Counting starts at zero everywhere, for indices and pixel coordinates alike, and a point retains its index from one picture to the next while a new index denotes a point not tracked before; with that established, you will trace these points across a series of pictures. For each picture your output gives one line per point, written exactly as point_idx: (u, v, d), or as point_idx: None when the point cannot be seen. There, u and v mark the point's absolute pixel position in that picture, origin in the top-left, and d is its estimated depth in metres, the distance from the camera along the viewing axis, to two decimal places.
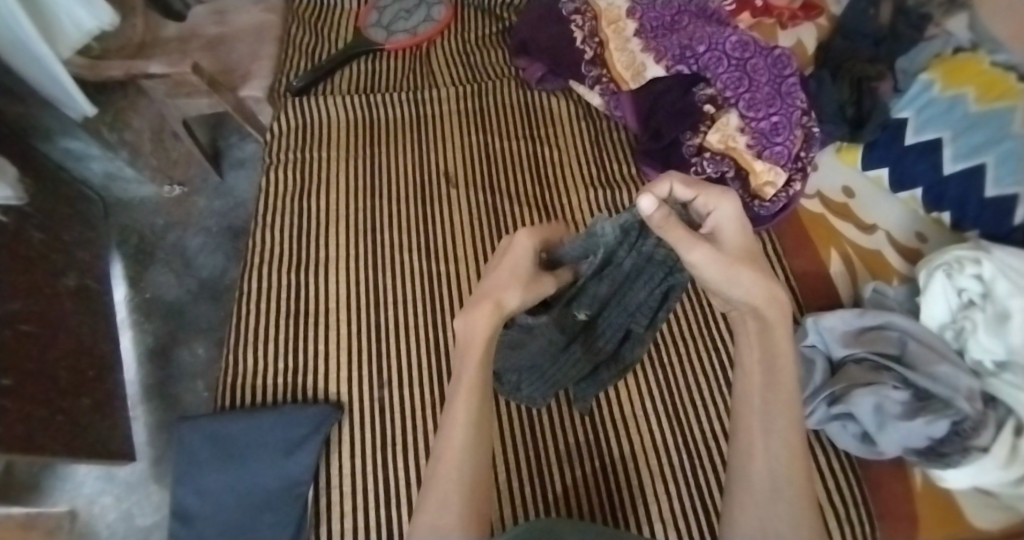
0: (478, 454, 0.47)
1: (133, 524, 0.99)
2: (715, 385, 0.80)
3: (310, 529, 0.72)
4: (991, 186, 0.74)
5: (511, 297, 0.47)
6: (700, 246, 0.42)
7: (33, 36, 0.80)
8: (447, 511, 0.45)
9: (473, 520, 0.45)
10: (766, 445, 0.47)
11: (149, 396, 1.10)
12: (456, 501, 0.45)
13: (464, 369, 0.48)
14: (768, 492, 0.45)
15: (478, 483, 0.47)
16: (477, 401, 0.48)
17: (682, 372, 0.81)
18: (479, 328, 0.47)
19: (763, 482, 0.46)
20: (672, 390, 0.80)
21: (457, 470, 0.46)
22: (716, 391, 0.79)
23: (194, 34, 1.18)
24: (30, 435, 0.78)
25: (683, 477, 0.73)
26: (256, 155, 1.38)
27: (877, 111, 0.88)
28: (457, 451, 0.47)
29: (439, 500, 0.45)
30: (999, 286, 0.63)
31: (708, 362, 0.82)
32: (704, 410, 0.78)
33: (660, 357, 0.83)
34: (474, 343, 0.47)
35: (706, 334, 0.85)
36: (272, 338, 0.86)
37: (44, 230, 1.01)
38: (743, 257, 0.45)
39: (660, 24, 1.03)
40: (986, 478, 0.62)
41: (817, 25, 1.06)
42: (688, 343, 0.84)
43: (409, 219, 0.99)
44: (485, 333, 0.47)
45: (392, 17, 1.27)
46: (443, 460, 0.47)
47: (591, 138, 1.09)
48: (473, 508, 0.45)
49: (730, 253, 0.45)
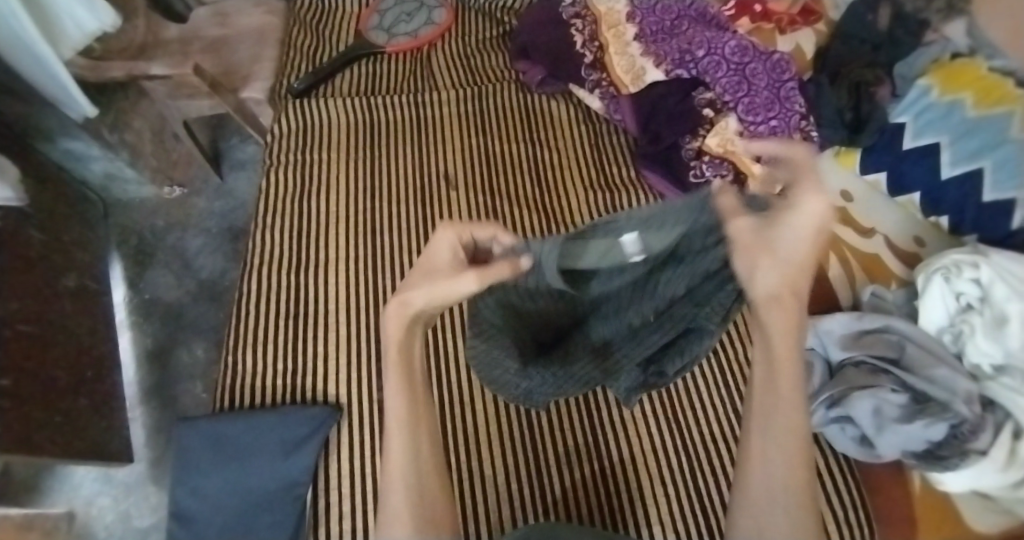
0: (421, 458, 0.50)
1: (131, 525, 0.98)
2: (732, 391, 0.79)
3: (309, 532, 0.71)
4: (989, 190, 0.75)
5: (418, 298, 0.43)
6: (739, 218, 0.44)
7: (35, 37, 0.80)
8: (398, 521, 0.47)
9: (422, 519, 0.48)
10: (767, 451, 0.44)
11: (148, 397, 1.10)
12: (405, 505, 0.48)
13: (389, 392, 0.48)
14: (764, 497, 0.44)
15: (425, 485, 0.49)
16: (409, 420, 0.49)
17: (700, 377, 0.81)
18: (392, 329, 0.46)
19: (761, 486, 0.44)
20: (687, 396, 0.80)
21: (403, 478, 0.49)
22: (730, 400, 0.79)
23: (195, 35, 1.19)
24: (27, 436, 0.77)
25: (688, 479, 0.73)
26: (257, 156, 1.38)
27: (875, 117, 0.89)
28: (399, 464, 0.49)
29: (392, 503, 0.48)
30: (997, 290, 0.63)
31: (732, 371, 0.81)
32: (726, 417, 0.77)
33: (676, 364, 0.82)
34: (392, 353, 0.47)
35: None
36: (271, 339, 0.86)
37: (44, 231, 1.01)
38: (789, 250, 0.41)
39: (660, 29, 1.04)
40: (985, 482, 0.62)
41: (815, 31, 1.07)
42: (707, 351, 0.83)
43: (409, 221, 0.99)
44: (399, 339, 0.46)
45: (393, 20, 1.28)
46: (388, 474, 0.49)
47: (591, 141, 1.09)
48: (424, 506, 0.48)
49: (781, 241, 0.41)
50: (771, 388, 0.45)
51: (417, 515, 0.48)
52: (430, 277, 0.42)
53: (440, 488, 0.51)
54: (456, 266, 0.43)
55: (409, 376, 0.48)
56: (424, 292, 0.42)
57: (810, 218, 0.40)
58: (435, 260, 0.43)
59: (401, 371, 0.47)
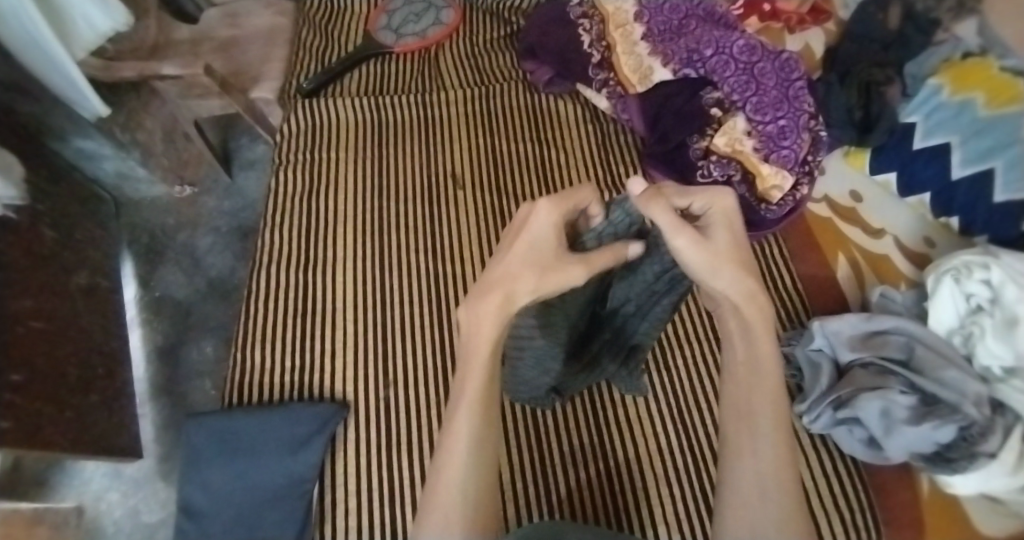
0: (484, 455, 0.42)
1: (140, 521, 0.99)
2: (704, 380, 0.81)
3: (314, 528, 0.72)
4: (999, 191, 0.74)
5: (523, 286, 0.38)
6: (684, 233, 0.39)
7: (49, 38, 0.81)
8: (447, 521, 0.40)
9: (479, 520, 0.41)
10: (754, 447, 0.41)
11: (157, 394, 1.11)
12: (461, 506, 0.40)
13: (466, 380, 0.41)
14: (756, 494, 0.40)
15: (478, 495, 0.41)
16: (481, 412, 0.42)
17: (675, 371, 0.82)
18: (485, 326, 0.39)
19: (751, 486, 0.40)
20: (669, 389, 0.80)
21: (460, 474, 0.41)
22: (705, 391, 0.80)
23: (205, 36, 1.20)
24: (38, 430, 0.79)
25: (678, 471, 0.73)
26: (266, 156, 1.39)
27: (886, 116, 0.88)
28: (459, 460, 0.41)
29: (436, 503, 0.40)
30: (1008, 291, 0.62)
31: (697, 361, 0.83)
32: (701, 408, 0.78)
33: (656, 359, 0.84)
34: (479, 345, 0.40)
35: (707, 339, 0.85)
36: (280, 336, 0.87)
37: (56, 229, 1.02)
38: (731, 254, 0.40)
39: (668, 28, 1.04)
40: (993, 485, 0.62)
41: (824, 30, 1.07)
42: (676, 344, 0.84)
43: (416, 221, 1.00)
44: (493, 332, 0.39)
45: (402, 20, 1.28)
46: (448, 471, 0.41)
47: (597, 141, 1.09)
48: (479, 506, 0.41)
49: (718, 249, 0.40)
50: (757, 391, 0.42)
51: (470, 517, 0.40)
52: (538, 267, 0.39)
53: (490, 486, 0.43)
54: (557, 251, 0.40)
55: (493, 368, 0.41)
56: (531, 280, 0.39)
57: (731, 223, 0.41)
58: (538, 240, 0.40)
59: (490, 357, 0.39)
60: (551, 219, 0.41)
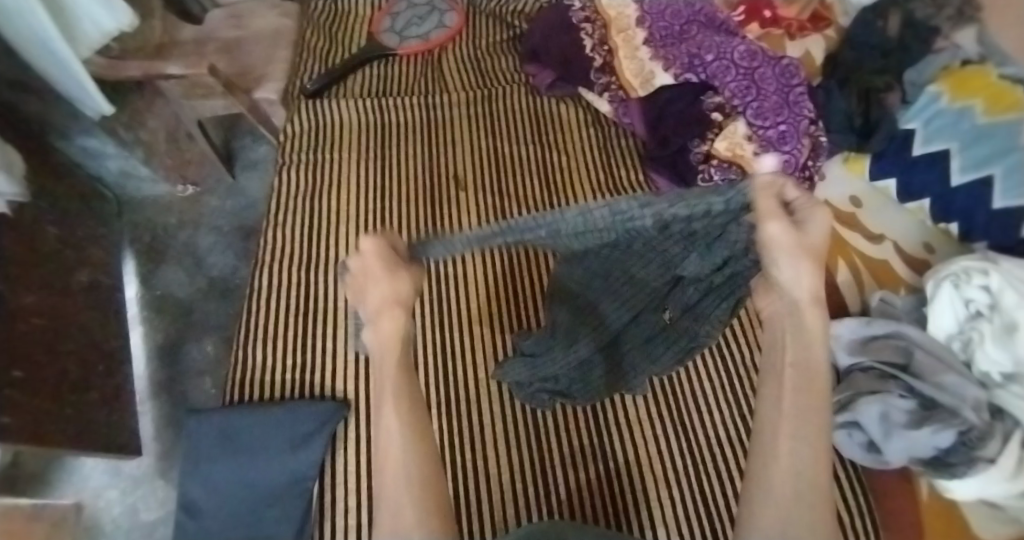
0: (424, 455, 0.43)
1: (137, 519, 0.99)
2: (738, 391, 0.80)
3: (314, 526, 0.72)
4: (998, 198, 0.74)
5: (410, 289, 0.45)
6: (772, 219, 0.38)
7: (55, 37, 0.82)
8: (403, 517, 0.40)
9: (430, 513, 0.40)
10: (792, 451, 0.38)
11: (158, 392, 1.11)
12: (407, 498, 0.41)
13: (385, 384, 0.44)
14: (790, 498, 0.37)
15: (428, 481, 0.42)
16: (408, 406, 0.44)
17: (709, 381, 0.81)
18: (384, 325, 0.43)
19: (785, 486, 0.37)
20: (703, 399, 0.79)
21: (404, 469, 0.42)
22: (736, 403, 0.79)
23: (210, 37, 1.20)
24: (37, 427, 0.79)
25: (694, 481, 0.72)
26: (268, 156, 1.39)
27: (886, 123, 0.89)
28: (398, 455, 0.42)
29: (392, 498, 0.41)
30: (1007, 298, 0.63)
31: (732, 371, 0.81)
32: (719, 416, 0.78)
33: (696, 367, 0.82)
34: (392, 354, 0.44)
35: (741, 349, 0.83)
36: (281, 335, 0.87)
37: (58, 226, 1.03)
38: (816, 250, 0.38)
39: (669, 33, 1.05)
40: (993, 491, 0.61)
41: (825, 37, 1.08)
42: (717, 355, 0.83)
43: (417, 221, 1.00)
44: (396, 335, 0.44)
45: (405, 23, 1.29)
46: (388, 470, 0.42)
47: (599, 145, 1.10)
48: (430, 498, 0.41)
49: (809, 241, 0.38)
50: (803, 386, 0.39)
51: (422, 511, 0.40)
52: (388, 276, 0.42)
53: (439, 483, 0.43)
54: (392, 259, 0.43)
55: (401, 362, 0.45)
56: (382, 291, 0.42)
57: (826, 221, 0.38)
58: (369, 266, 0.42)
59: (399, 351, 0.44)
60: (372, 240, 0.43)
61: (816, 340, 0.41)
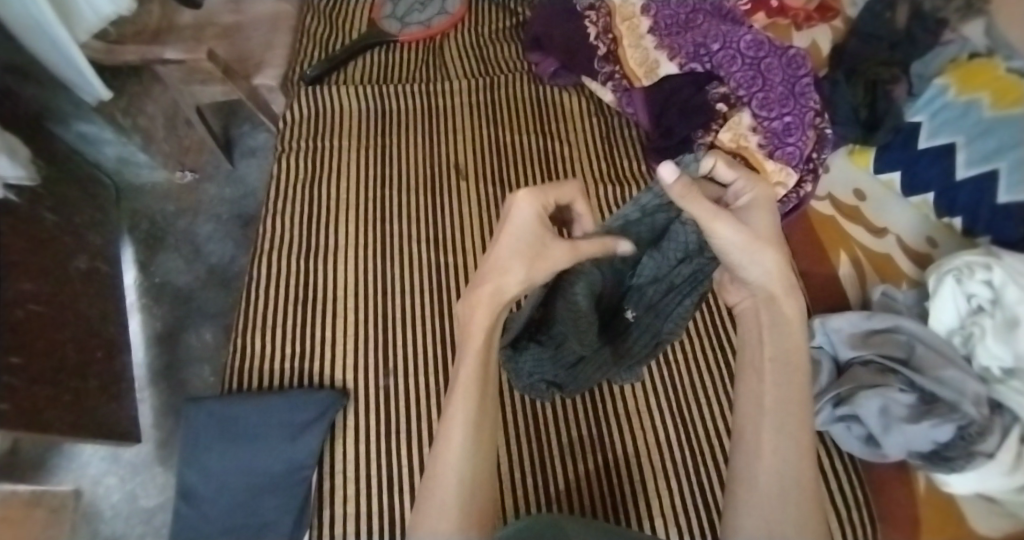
0: (479, 454, 0.43)
1: (137, 505, 0.99)
2: (717, 378, 0.80)
3: (313, 512, 0.73)
4: (1002, 192, 0.74)
5: (513, 277, 0.39)
6: (721, 218, 0.40)
7: (51, 20, 0.80)
8: (445, 517, 0.40)
9: (470, 517, 0.41)
10: (776, 446, 0.41)
11: (156, 379, 1.11)
12: (452, 501, 0.41)
13: (459, 372, 0.42)
14: (776, 491, 0.39)
15: (478, 487, 0.42)
16: (477, 396, 0.42)
17: (689, 369, 0.81)
18: (478, 316, 0.41)
19: (772, 485, 0.40)
20: (676, 383, 0.80)
21: (454, 467, 0.41)
22: (715, 389, 0.79)
23: (209, 21, 1.18)
24: (35, 414, 0.78)
25: (690, 471, 0.73)
26: (268, 144, 1.38)
27: (892, 115, 0.88)
28: (452, 457, 0.42)
29: (436, 495, 0.41)
30: (1009, 292, 0.62)
31: (705, 358, 0.82)
32: (703, 403, 0.78)
33: (669, 353, 0.83)
34: (475, 335, 0.42)
35: (712, 333, 0.84)
36: (279, 324, 0.86)
37: (56, 212, 1.02)
38: (772, 235, 0.42)
39: (674, 22, 1.05)
40: (991, 485, 0.62)
41: (832, 28, 1.07)
42: (690, 341, 0.84)
43: (417, 211, 0.99)
44: (486, 322, 0.41)
45: (407, 9, 1.27)
46: (441, 464, 0.42)
47: (602, 135, 1.08)
48: (474, 498, 0.41)
49: (765, 230, 0.42)
50: (782, 377, 0.43)
51: (465, 519, 0.40)
52: (512, 260, 0.39)
53: (485, 483, 0.43)
54: (540, 238, 0.40)
55: (489, 349, 0.42)
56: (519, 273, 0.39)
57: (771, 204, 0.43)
58: (517, 231, 0.39)
59: (483, 345, 0.41)
60: (534, 210, 0.39)
61: (793, 326, 0.44)
